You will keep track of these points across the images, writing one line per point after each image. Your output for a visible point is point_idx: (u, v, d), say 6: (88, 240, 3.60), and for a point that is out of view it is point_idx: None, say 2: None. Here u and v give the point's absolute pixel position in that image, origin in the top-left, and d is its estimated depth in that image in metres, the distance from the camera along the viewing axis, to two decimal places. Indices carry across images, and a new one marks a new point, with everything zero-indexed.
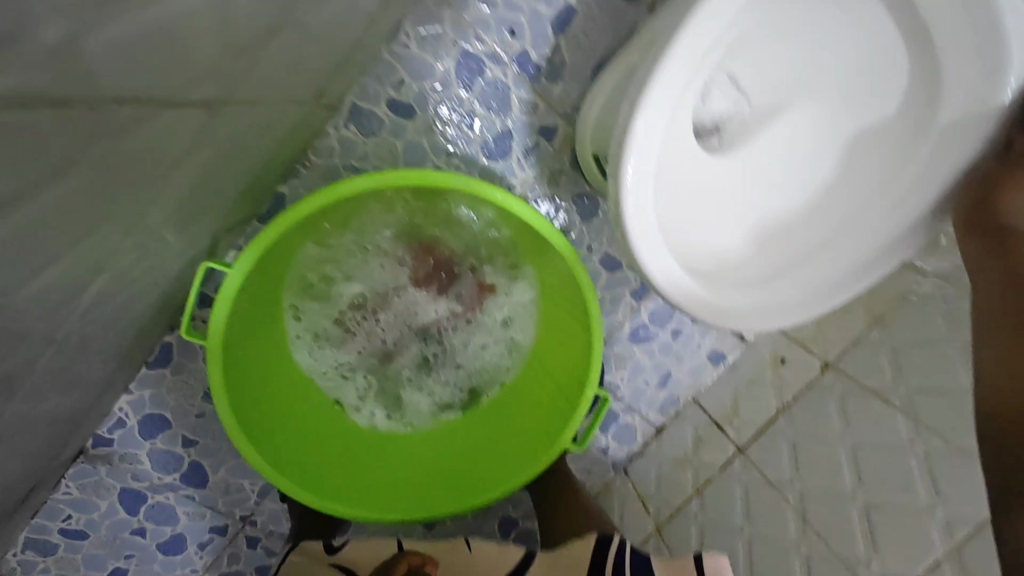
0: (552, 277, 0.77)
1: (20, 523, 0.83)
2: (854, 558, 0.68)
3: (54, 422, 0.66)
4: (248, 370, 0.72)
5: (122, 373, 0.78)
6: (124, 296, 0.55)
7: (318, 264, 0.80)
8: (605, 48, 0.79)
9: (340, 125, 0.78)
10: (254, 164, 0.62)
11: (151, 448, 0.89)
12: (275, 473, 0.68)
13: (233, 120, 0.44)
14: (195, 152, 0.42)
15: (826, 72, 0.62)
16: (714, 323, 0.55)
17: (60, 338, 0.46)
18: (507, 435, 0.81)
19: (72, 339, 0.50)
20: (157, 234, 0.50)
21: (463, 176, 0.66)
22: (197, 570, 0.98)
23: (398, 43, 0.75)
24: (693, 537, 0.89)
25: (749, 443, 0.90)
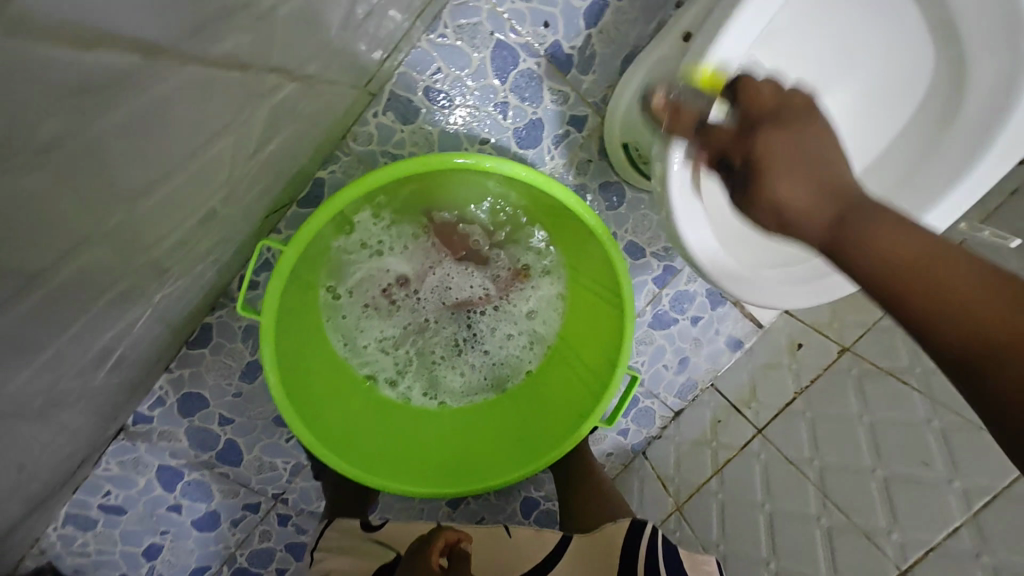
0: (585, 261, 0.80)
1: (64, 497, 0.86)
2: (875, 528, 0.71)
3: (108, 394, 0.68)
4: (294, 348, 0.75)
5: (167, 351, 0.81)
6: (186, 270, 0.57)
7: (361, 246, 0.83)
8: (635, 41, 0.82)
9: (379, 113, 0.81)
10: (305, 149, 0.64)
11: (189, 426, 0.91)
12: (321, 446, 0.71)
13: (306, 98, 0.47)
14: None
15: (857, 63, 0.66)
16: (744, 296, 0.59)
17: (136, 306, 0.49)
18: (538, 413, 0.84)
19: (137, 307, 0.53)
20: (220, 209, 0.53)
21: (503, 160, 0.69)
22: (229, 547, 1.00)
23: (436, 33, 0.79)
24: (713, 514, 0.92)
25: (767, 424, 0.93)
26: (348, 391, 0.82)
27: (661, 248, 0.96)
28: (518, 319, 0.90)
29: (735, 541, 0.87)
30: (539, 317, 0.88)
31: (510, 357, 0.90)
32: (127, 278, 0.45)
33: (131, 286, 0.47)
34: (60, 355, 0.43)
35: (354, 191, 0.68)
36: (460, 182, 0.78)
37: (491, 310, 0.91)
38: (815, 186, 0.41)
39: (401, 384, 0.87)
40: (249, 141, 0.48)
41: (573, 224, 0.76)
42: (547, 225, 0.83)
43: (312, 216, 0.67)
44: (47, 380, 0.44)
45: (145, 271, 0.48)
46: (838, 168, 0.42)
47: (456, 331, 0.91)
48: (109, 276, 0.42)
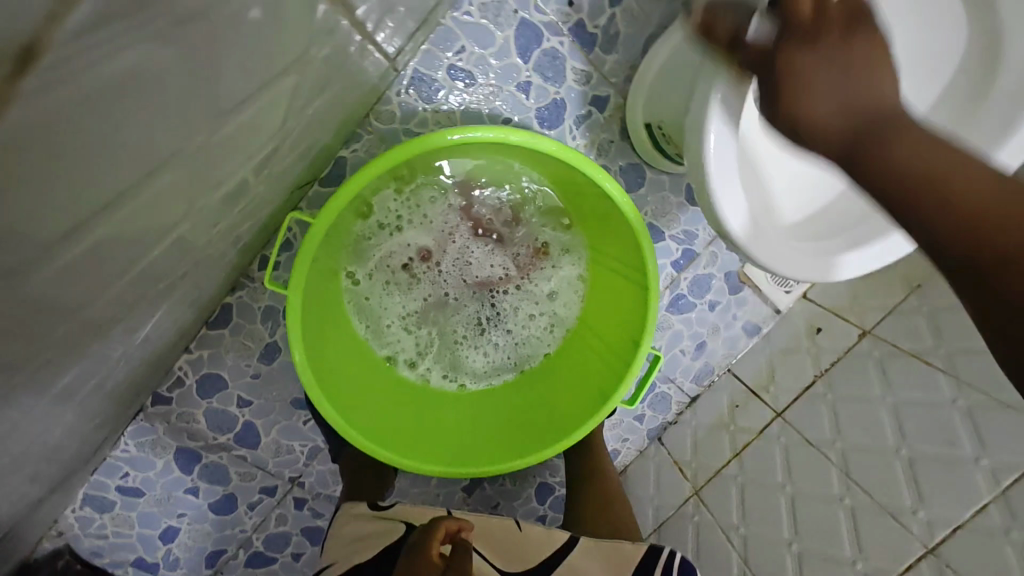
0: (609, 241, 0.80)
1: (83, 477, 0.86)
2: (901, 508, 0.71)
3: (133, 370, 0.68)
4: (318, 326, 0.74)
5: (188, 330, 0.80)
6: (215, 242, 0.57)
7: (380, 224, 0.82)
8: (658, 21, 0.81)
9: (402, 91, 0.81)
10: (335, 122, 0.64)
11: (207, 408, 0.91)
12: (346, 426, 0.70)
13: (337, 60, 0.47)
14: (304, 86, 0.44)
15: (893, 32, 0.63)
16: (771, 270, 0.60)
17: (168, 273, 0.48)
18: (560, 394, 0.84)
19: (172, 273, 0.52)
20: (251, 178, 0.52)
21: (531, 133, 0.68)
22: (245, 530, 1.00)
23: (461, 10, 0.78)
24: (732, 497, 0.92)
25: (787, 407, 0.93)
26: (369, 371, 0.82)
27: (679, 231, 0.96)
28: (537, 300, 0.90)
29: (755, 523, 0.87)
30: (558, 297, 0.89)
31: (531, 337, 0.89)
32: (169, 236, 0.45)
33: (169, 245, 0.46)
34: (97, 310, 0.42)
35: (379, 165, 0.67)
36: (485, 158, 0.78)
37: (513, 289, 0.90)
38: (843, 111, 0.43)
39: (421, 366, 0.86)
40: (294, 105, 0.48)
41: (598, 201, 0.76)
42: (569, 203, 0.83)
43: (338, 191, 0.66)
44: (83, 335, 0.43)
45: (185, 233, 0.48)
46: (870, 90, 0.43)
47: (478, 311, 0.90)
48: (154, 230, 0.41)
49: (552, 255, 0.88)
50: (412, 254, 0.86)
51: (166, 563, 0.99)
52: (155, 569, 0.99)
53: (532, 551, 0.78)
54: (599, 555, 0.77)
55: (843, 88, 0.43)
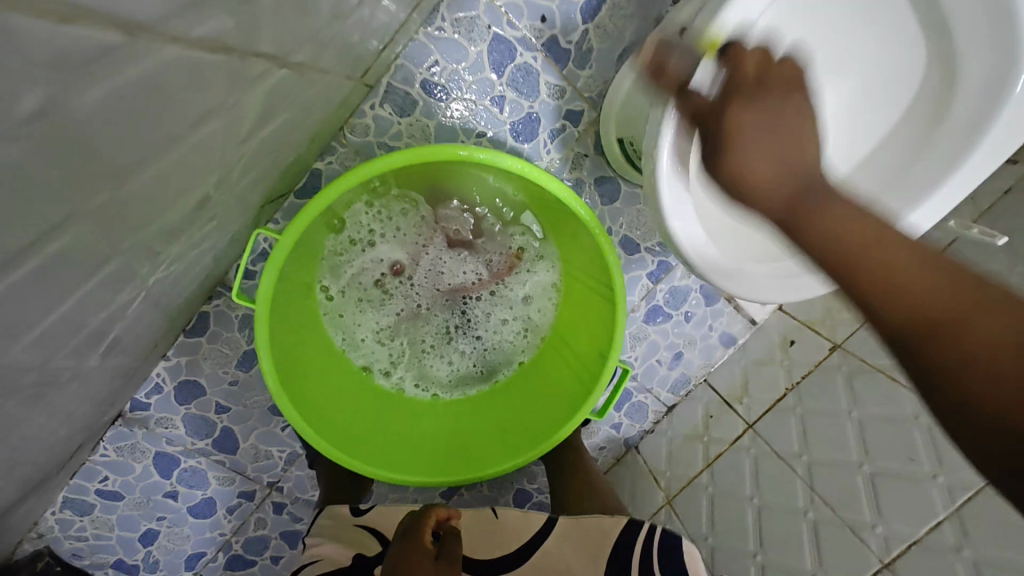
0: (578, 254, 0.81)
1: (61, 482, 0.87)
2: (861, 523, 0.72)
3: (104, 381, 0.69)
4: (290, 338, 0.76)
5: (164, 338, 0.82)
6: (180, 259, 0.58)
7: (354, 237, 0.84)
8: (631, 36, 0.82)
9: (376, 105, 0.82)
10: (303, 138, 0.65)
11: (185, 414, 0.92)
12: (316, 436, 0.72)
13: (293, 86, 0.48)
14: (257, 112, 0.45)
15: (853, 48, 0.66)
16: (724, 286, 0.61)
17: (128, 293, 0.49)
18: (529, 404, 0.86)
19: (141, 295, 0.53)
20: (213, 200, 0.53)
21: (496, 152, 0.70)
22: (224, 534, 1.01)
23: (434, 26, 0.79)
24: (702, 507, 0.93)
25: (758, 419, 0.93)
26: (342, 380, 0.83)
27: (655, 243, 0.97)
28: (509, 310, 0.91)
29: (723, 533, 0.88)
30: (529, 309, 0.90)
31: (504, 346, 0.91)
32: (137, 264, 0.46)
33: (137, 271, 0.48)
34: (67, 336, 0.44)
35: (349, 181, 0.69)
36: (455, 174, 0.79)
37: (486, 297, 0.92)
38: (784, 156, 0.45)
39: (394, 375, 0.88)
40: (258, 130, 0.49)
41: (564, 217, 0.78)
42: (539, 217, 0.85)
43: (306, 206, 0.68)
44: (55, 360, 0.45)
45: (153, 258, 0.49)
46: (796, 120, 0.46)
47: (449, 317, 0.92)
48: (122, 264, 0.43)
49: (524, 267, 0.90)
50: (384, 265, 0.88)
51: (146, 564, 1.01)
52: (135, 570, 1.01)
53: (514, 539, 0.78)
54: (579, 540, 0.77)
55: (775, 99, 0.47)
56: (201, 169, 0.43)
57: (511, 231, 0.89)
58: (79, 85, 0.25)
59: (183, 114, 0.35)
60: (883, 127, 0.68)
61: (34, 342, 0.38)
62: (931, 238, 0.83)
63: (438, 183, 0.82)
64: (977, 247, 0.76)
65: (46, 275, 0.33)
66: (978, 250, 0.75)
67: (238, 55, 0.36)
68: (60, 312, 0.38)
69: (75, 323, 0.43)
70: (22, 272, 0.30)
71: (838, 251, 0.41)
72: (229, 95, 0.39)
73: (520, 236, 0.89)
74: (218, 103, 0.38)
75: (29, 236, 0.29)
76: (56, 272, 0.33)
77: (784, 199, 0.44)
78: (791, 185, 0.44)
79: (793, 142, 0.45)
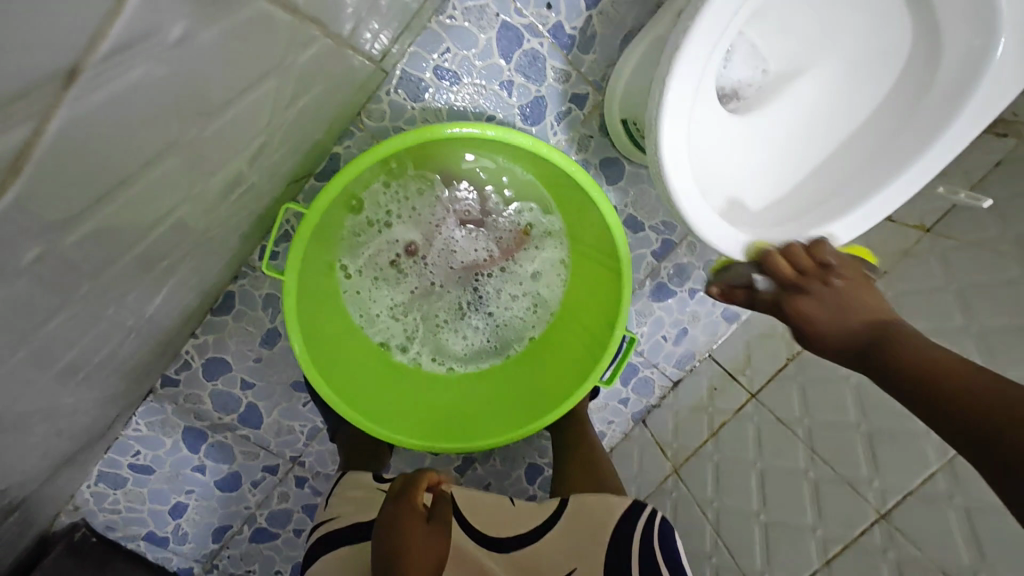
0: (585, 231, 0.85)
1: (97, 454, 0.92)
2: (858, 478, 0.76)
3: (141, 350, 0.74)
4: (313, 311, 0.80)
5: (193, 315, 0.86)
6: (215, 230, 0.63)
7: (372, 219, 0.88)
8: (633, 22, 0.86)
9: (391, 91, 0.86)
10: (323, 118, 0.69)
11: (212, 390, 0.97)
12: (338, 400, 0.76)
13: (317, 59, 0.52)
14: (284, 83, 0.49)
15: (841, 24, 0.70)
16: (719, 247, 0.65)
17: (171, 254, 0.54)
18: (540, 376, 0.90)
19: (178, 258, 0.57)
20: (246, 172, 0.57)
21: (509, 129, 0.74)
22: (249, 507, 1.06)
23: (446, 14, 0.83)
24: (708, 474, 0.97)
25: (761, 388, 0.97)
26: (361, 353, 0.87)
27: (659, 222, 1.01)
28: (519, 288, 0.96)
29: (727, 497, 0.92)
30: (538, 286, 0.95)
31: (515, 322, 0.96)
32: (176, 222, 0.50)
33: (174, 231, 0.52)
34: (114, 287, 0.48)
35: (370, 157, 0.73)
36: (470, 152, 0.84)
37: (496, 275, 0.96)
38: (856, 321, 0.60)
39: (412, 350, 0.92)
40: (286, 97, 0.53)
41: (573, 193, 0.82)
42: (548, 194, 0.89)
43: (330, 181, 0.72)
44: (104, 309, 0.49)
45: (187, 222, 0.53)
46: (866, 305, 0.61)
47: (462, 295, 0.97)
48: (163, 219, 0.46)
49: (533, 246, 0.94)
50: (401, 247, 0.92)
51: (175, 537, 1.05)
52: (165, 543, 1.05)
53: (523, 518, 0.81)
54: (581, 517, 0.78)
55: (831, 303, 0.62)
56: (239, 136, 0.48)
57: (519, 211, 0.93)
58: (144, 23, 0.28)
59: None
60: (870, 102, 0.73)
61: (88, 281, 0.42)
62: (924, 211, 0.87)
63: (450, 163, 0.86)
64: (966, 215, 0.79)
65: (106, 216, 0.37)
66: (967, 219, 0.79)
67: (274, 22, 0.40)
68: (112, 255, 0.42)
69: (123, 272, 0.47)
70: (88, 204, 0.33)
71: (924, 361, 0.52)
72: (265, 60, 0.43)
73: (530, 217, 0.93)
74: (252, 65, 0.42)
75: None
76: (103, 206, 0.37)
77: (865, 333, 0.59)
78: (869, 322, 0.60)
79: (848, 312, 0.61)
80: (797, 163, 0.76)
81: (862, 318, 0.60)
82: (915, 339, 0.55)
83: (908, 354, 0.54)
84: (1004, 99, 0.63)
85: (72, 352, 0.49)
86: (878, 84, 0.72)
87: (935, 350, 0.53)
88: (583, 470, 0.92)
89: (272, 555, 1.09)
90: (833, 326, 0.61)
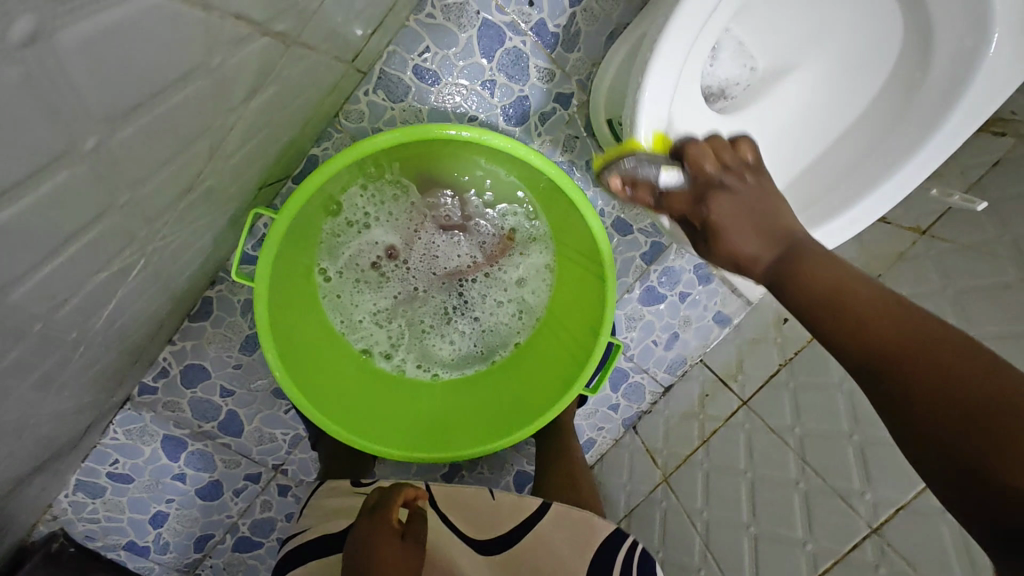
0: (569, 234, 0.83)
1: (73, 463, 0.90)
2: (850, 489, 0.73)
3: (110, 360, 0.72)
4: (289, 319, 0.78)
5: (168, 322, 0.85)
6: (179, 237, 0.61)
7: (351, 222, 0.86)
8: (618, 19, 0.84)
9: (370, 91, 0.84)
10: (293, 119, 0.67)
11: (191, 398, 0.95)
12: (312, 410, 0.74)
13: (274, 58, 0.50)
14: (239, 84, 0.47)
15: (829, 21, 0.68)
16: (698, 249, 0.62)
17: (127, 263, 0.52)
18: (524, 383, 0.87)
19: (137, 267, 0.55)
20: (206, 176, 0.55)
21: (486, 131, 0.71)
22: (232, 516, 1.04)
23: (424, 13, 0.81)
24: (698, 483, 0.94)
25: (752, 395, 0.94)
26: (341, 360, 0.85)
27: (647, 225, 0.99)
28: (504, 292, 0.93)
29: (718, 507, 0.89)
30: (522, 289, 0.92)
31: (500, 327, 0.93)
32: (130, 232, 0.48)
33: (129, 240, 0.50)
34: (62, 299, 0.46)
35: (342, 160, 0.71)
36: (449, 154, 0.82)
37: (481, 279, 0.94)
38: (765, 235, 0.55)
39: (395, 357, 0.91)
40: (244, 99, 0.51)
41: (555, 196, 0.80)
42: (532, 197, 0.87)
43: (301, 185, 0.70)
44: (53, 323, 0.47)
45: (143, 231, 0.51)
46: (782, 220, 0.56)
47: (447, 300, 0.94)
48: (111, 228, 0.44)
49: (518, 249, 0.92)
50: (381, 251, 0.90)
51: (156, 547, 1.03)
52: (146, 552, 1.03)
53: (499, 520, 0.78)
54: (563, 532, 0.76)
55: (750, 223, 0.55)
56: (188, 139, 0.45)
57: (503, 213, 0.91)
58: (56, 30, 0.26)
59: (162, 74, 0.36)
60: (861, 100, 0.70)
61: (29, 297, 0.40)
62: (920, 213, 0.84)
63: (431, 163, 0.84)
64: (963, 217, 0.76)
65: (37, 227, 0.35)
66: (964, 221, 0.76)
67: (217, 20, 0.38)
68: (53, 269, 0.40)
69: (71, 285, 0.45)
70: (10, 221, 0.32)
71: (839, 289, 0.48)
72: (211, 60, 0.41)
73: (515, 219, 0.91)
74: (196, 68, 0.40)
75: (18, 184, 0.30)
76: (40, 225, 0.35)
77: (775, 256, 0.54)
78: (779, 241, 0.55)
79: (767, 212, 0.56)
80: (782, 164, 0.74)
81: (769, 233, 0.55)
82: (865, 284, 0.48)
83: (862, 312, 0.46)
84: (999, 97, 0.60)
85: (21, 366, 0.47)
86: (868, 81, 0.69)
87: (884, 296, 0.46)
88: (571, 481, 0.91)
89: (256, 564, 1.07)
90: (751, 243, 0.55)
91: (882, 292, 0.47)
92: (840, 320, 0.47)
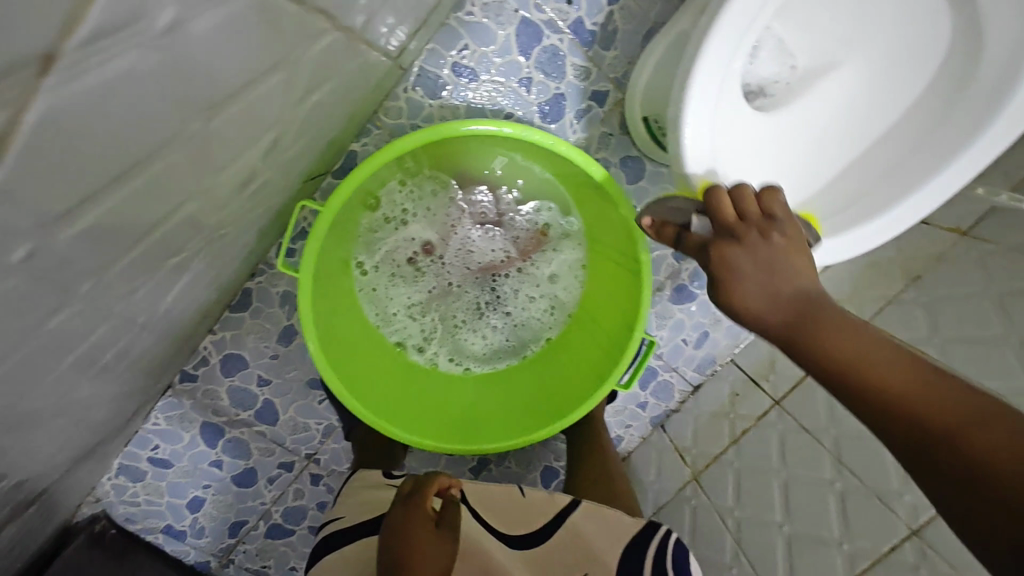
0: (605, 230, 0.83)
1: (117, 447, 0.94)
2: (887, 491, 0.72)
3: (161, 348, 0.74)
4: (329, 309, 0.80)
5: (212, 312, 0.87)
6: (231, 227, 0.63)
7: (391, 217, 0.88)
8: (656, 17, 0.84)
9: (409, 88, 0.85)
10: (338, 114, 0.69)
11: (229, 386, 0.97)
12: (352, 399, 0.75)
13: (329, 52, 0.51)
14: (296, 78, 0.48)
15: (873, 18, 0.68)
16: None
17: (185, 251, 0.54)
18: (556, 379, 0.88)
19: (194, 253, 0.58)
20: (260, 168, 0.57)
21: (526, 126, 0.73)
22: (265, 503, 1.06)
23: (464, 11, 0.83)
24: (729, 482, 0.94)
25: (786, 395, 0.93)
26: (376, 352, 0.87)
27: None
28: (536, 288, 0.94)
29: (749, 506, 0.89)
30: (555, 286, 0.93)
31: (532, 323, 0.94)
32: (188, 216, 0.50)
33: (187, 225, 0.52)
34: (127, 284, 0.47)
35: (386, 154, 0.72)
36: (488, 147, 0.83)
37: (514, 274, 0.95)
38: (770, 296, 0.54)
39: (429, 350, 0.91)
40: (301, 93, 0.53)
41: (593, 192, 0.80)
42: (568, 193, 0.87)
43: (347, 178, 0.72)
44: (115, 303, 0.49)
45: (203, 219, 0.53)
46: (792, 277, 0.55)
47: (479, 295, 0.95)
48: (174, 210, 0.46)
49: (552, 245, 0.93)
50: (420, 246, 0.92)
51: (193, 531, 1.06)
52: (183, 536, 1.06)
53: (533, 515, 0.79)
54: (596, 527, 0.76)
55: (767, 284, 0.55)
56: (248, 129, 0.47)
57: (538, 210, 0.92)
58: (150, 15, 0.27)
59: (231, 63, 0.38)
60: (905, 98, 0.70)
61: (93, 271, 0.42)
62: (961, 213, 0.83)
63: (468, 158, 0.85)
64: (1007, 217, 0.75)
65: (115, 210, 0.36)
66: (1008, 221, 0.75)
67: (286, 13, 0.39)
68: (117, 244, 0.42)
69: (132, 264, 0.47)
70: None
71: (840, 359, 0.49)
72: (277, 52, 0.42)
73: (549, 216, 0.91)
74: (261, 58, 0.41)
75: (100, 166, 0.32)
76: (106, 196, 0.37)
77: (781, 318, 0.54)
78: (785, 310, 0.54)
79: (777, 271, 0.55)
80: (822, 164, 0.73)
81: (781, 295, 0.54)
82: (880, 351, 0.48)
83: (863, 384, 0.47)
84: None
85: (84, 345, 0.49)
86: (914, 79, 0.69)
87: (902, 358, 0.47)
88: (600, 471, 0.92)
89: (287, 551, 1.09)
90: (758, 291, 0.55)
91: (905, 359, 0.47)
92: (862, 392, 0.47)
